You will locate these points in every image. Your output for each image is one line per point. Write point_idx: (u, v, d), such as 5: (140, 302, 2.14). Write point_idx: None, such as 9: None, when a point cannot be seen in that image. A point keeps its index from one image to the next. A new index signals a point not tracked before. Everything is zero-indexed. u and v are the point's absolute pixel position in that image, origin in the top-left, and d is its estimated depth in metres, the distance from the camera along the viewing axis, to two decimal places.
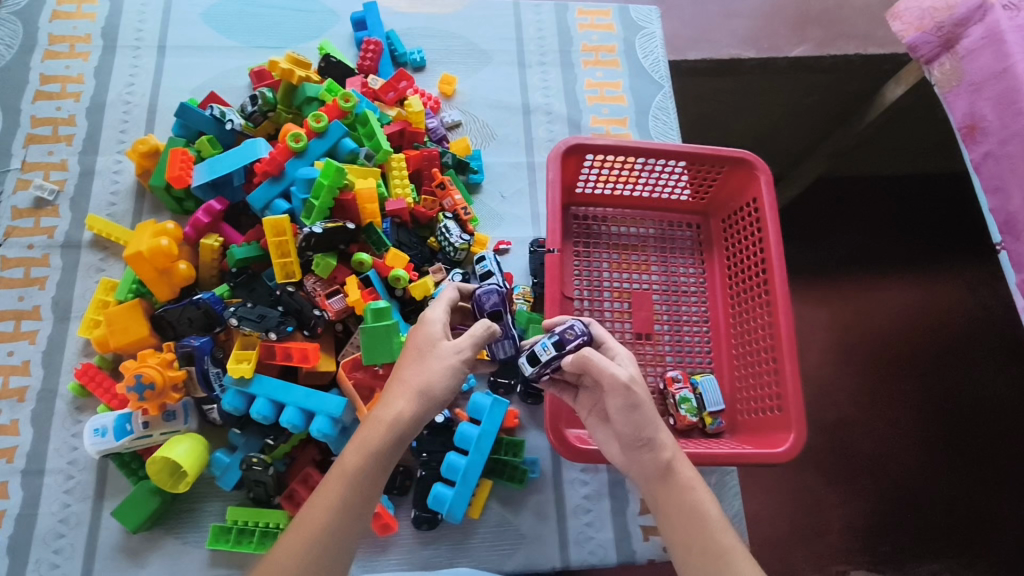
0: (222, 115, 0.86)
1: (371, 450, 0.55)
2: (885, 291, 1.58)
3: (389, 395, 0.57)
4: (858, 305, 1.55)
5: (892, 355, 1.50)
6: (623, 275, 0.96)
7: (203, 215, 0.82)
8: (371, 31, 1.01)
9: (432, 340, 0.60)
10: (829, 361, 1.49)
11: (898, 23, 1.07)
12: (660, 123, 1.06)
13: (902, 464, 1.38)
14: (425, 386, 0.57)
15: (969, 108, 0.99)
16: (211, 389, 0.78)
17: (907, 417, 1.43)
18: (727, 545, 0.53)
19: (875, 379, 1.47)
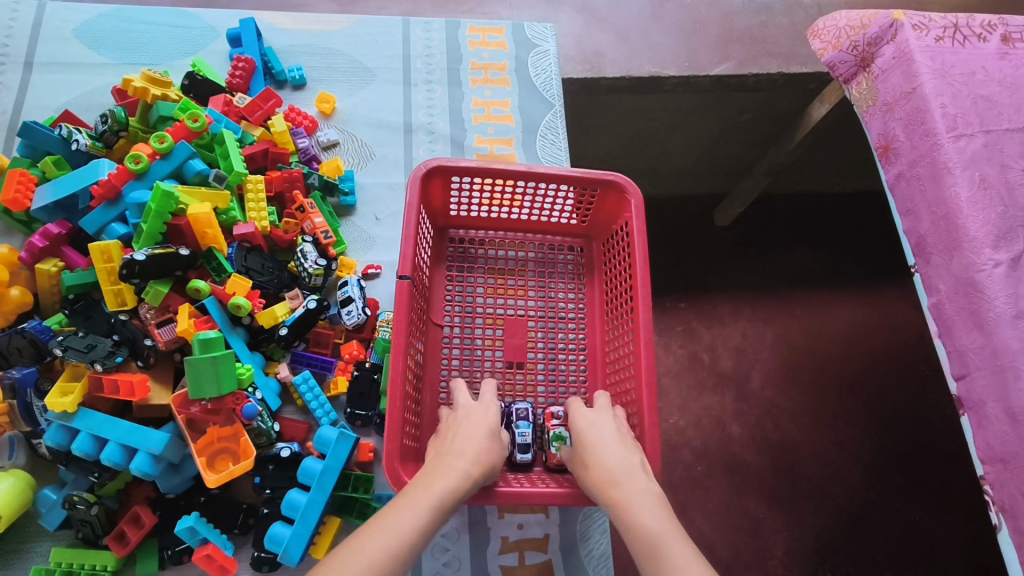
0: (69, 135, 0.83)
1: (425, 511, 0.58)
2: (816, 310, 1.55)
3: (442, 467, 0.64)
4: (786, 324, 1.53)
5: (820, 376, 1.47)
6: (499, 300, 0.92)
7: (39, 239, 0.79)
8: (245, 48, 0.99)
9: (477, 427, 0.70)
10: (772, 383, 1.46)
11: (818, 42, 1.02)
12: (549, 142, 1.04)
13: (842, 487, 1.36)
14: (473, 462, 0.65)
15: (882, 128, 0.94)
16: (35, 423, 0.74)
17: (833, 438, 1.41)
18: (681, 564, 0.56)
19: (800, 401, 1.44)
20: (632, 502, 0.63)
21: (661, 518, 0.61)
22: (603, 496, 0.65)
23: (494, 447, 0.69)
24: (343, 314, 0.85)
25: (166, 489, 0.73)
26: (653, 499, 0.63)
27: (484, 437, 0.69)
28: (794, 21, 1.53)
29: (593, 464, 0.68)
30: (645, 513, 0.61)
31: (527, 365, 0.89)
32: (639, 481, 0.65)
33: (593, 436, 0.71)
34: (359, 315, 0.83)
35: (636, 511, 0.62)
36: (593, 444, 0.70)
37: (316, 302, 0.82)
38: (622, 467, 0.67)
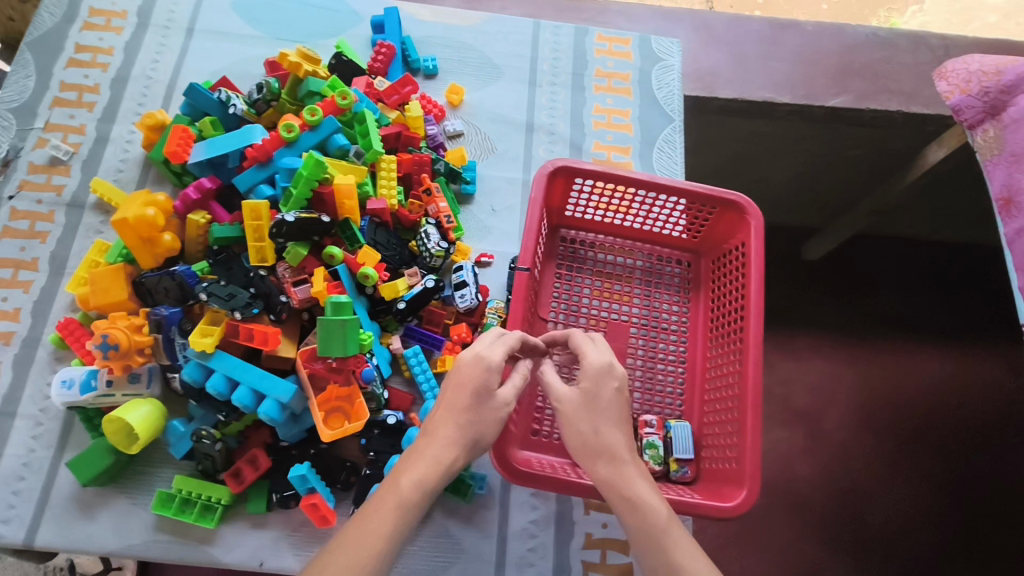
0: (228, 99, 0.90)
1: (398, 519, 0.53)
2: (902, 358, 1.51)
3: (414, 455, 0.58)
4: (869, 369, 1.49)
5: (901, 427, 1.43)
6: (603, 304, 0.94)
7: (193, 191, 0.85)
8: (387, 35, 1.04)
9: (463, 385, 0.60)
10: (849, 426, 1.42)
11: (942, 84, 1.01)
12: (665, 154, 1.04)
13: (909, 543, 1.32)
14: (446, 446, 0.58)
15: (1006, 179, 0.91)
16: (174, 359, 0.80)
17: (907, 493, 1.36)
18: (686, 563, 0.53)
19: (876, 449, 1.40)
20: (631, 487, 0.58)
21: (660, 504, 0.57)
22: (593, 470, 0.59)
23: (479, 411, 0.60)
24: (457, 297, 0.88)
25: (284, 436, 0.78)
26: (649, 481, 0.59)
27: (466, 398, 0.60)
28: (919, 61, 1.49)
29: (601, 433, 0.60)
30: (648, 497, 0.58)
31: (625, 370, 0.91)
32: (636, 465, 0.60)
33: (594, 400, 0.62)
34: (472, 299, 0.87)
35: (636, 498, 0.57)
36: (594, 406, 0.62)
37: (434, 282, 0.85)
38: (619, 443, 0.60)
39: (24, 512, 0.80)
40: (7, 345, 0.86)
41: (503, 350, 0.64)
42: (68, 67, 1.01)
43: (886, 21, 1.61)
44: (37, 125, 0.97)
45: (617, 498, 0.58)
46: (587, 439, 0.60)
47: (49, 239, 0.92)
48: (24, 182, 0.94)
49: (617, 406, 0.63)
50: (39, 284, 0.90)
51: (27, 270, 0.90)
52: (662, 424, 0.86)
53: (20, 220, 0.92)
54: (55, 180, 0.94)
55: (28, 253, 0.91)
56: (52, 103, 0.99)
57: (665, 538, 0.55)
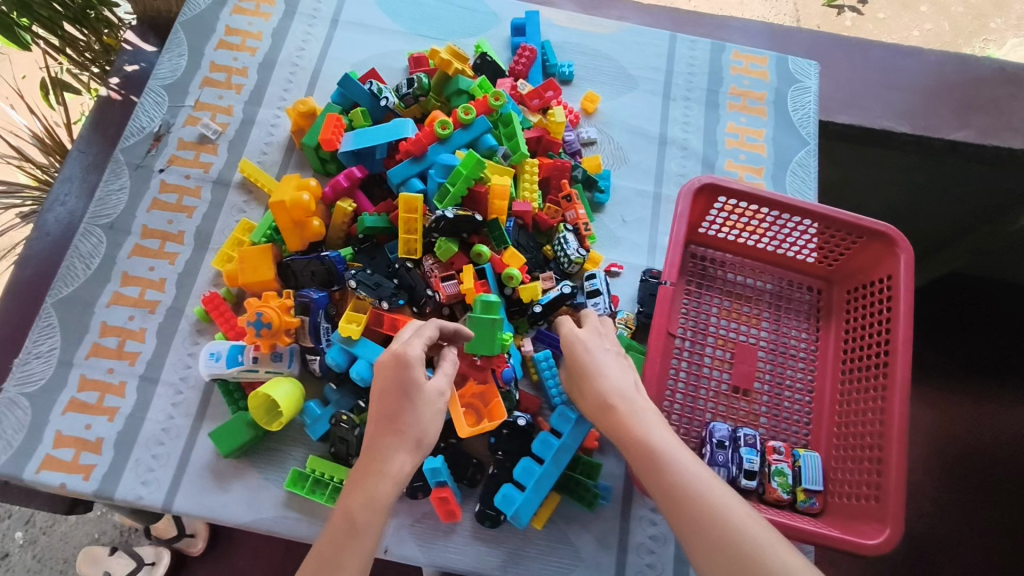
0: (379, 92, 0.92)
1: (354, 540, 0.56)
2: (996, 405, 1.46)
3: (367, 468, 0.60)
4: (956, 414, 1.45)
5: (989, 476, 1.38)
6: (731, 324, 0.93)
7: (344, 179, 0.87)
8: (529, 38, 1.06)
9: (402, 390, 0.62)
10: (926, 468, 1.41)
11: None
12: (799, 178, 1.03)
13: None
14: (402, 452, 0.61)
15: None
16: (318, 342, 0.81)
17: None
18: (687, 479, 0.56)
19: (963, 498, 1.36)
20: (638, 421, 0.62)
21: (659, 428, 0.61)
22: (603, 419, 0.64)
23: (421, 415, 0.62)
24: (588, 304, 0.88)
25: None
26: (649, 413, 0.63)
27: (400, 404, 0.62)
28: None
29: (593, 384, 0.66)
30: (652, 428, 0.61)
31: (752, 393, 0.89)
32: (635, 402, 0.64)
33: (580, 365, 0.68)
34: (605, 308, 0.87)
35: (637, 429, 0.61)
36: (590, 369, 0.67)
37: (570, 288, 0.85)
38: (615, 391, 0.65)
39: (164, 476, 0.81)
40: (153, 313, 0.88)
41: (421, 344, 0.65)
42: (218, 48, 1.05)
43: (981, 52, 1.60)
44: (188, 102, 1.01)
45: (619, 434, 0.62)
46: (587, 395, 0.66)
47: (195, 214, 0.94)
48: (173, 156, 0.97)
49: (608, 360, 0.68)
50: (184, 258, 0.92)
51: (174, 243, 0.92)
52: (789, 452, 0.83)
53: (169, 193, 0.95)
54: (202, 157, 0.97)
55: (175, 226, 0.93)
56: (202, 82, 1.02)
57: (669, 460, 0.58)
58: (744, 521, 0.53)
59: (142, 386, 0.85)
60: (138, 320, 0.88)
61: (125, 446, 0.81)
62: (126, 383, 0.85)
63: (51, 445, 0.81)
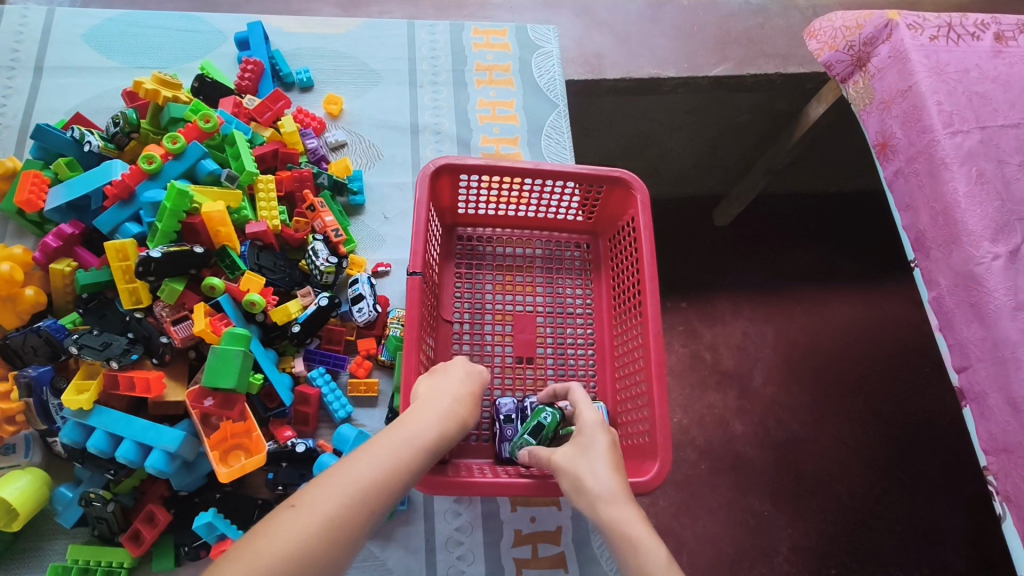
0: (82, 137, 0.85)
1: (409, 446, 0.58)
2: (818, 305, 1.57)
3: (420, 409, 0.63)
4: (779, 323, 1.54)
5: (824, 372, 1.48)
6: (507, 297, 0.94)
7: (52, 239, 0.80)
8: (253, 51, 1.01)
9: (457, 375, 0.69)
10: (774, 380, 1.46)
11: (814, 42, 1.11)
12: (553, 141, 1.05)
13: (846, 482, 1.36)
14: (453, 403, 0.65)
15: (880, 126, 1.02)
16: (51, 421, 0.74)
17: (832, 434, 1.41)
18: (645, 548, 0.54)
19: (798, 397, 1.45)
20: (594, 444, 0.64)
21: (616, 488, 0.59)
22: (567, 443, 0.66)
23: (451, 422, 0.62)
24: (354, 312, 0.85)
25: (178, 486, 0.73)
26: (605, 468, 0.61)
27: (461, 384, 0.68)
28: (790, 22, 1.54)
29: (563, 465, 0.63)
30: (616, 502, 0.58)
31: (537, 360, 0.91)
32: (593, 469, 0.61)
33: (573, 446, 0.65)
34: (371, 312, 0.84)
35: (600, 499, 0.59)
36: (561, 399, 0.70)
37: (328, 299, 0.82)
38: (571, 459, 0.63)
39: None
40: None
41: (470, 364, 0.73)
42: None
43: None
44: None
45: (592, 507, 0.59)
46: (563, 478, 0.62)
47: None
48: None
49: (595, 445, 0.64)
50: None
51: None
52: None
53: None
54: None
55: None
56: None
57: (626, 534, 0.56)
58: None
59: None
60: None
61: None
62: None
63: None
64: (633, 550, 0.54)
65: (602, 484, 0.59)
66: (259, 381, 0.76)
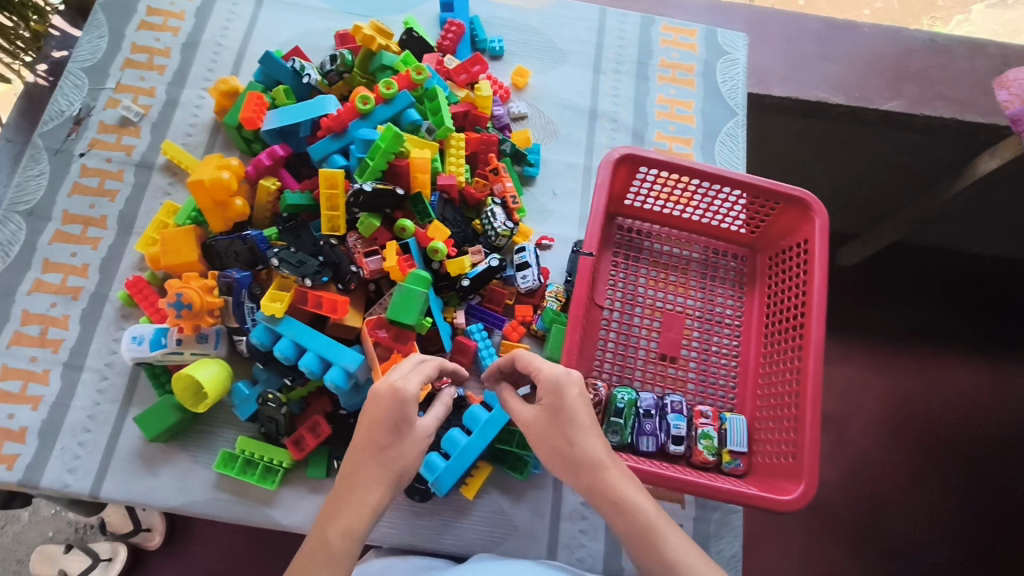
0: (301, 69, 0.90)
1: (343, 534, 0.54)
2: (939, 370, 1.50)
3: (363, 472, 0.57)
4: (889, 375, 1.48)
5: (932, 438, 1.42)
6: (660, 293, 0.95)
7: (266, 158, 0.87)
8: (456, 14, 1.04)
9: (390, 413, 0.58)
10: (877, 433, 1.42)
11: (1004, 92, 1.06)
12: (727, 148, 1.05)
13: (933, 555, 1.31)
14: (394, 458, 0.58)
15: None
16: (243, 321, 0.81)
17: (929, 502, 1.35)
18: (634, 505, 0.56)
19: (898, 455, 1.40)
20: (625, 491, 0.57)
21: (597, 450, 0.59)
22: (587, 485, 0.58)
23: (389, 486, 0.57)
24: (518, 278, 0.89)
25: (345, 404, 0.79)
26: (580, 428, 0.60)
27: (394, 426, 0.58)
28: (976, 68, 1.46)
29: (543, 435, 0.61)
30: (604, 466, 0.58)
31: (680, 360, 0.92)
32: (571, 435, 0.59)
33: (549, 413, 0.61)
34: (534, 281, 0.87)
35: (585, 461, 0.58)
36: (570, 423, 0.60)
37: (498, 261, 0.86)
38: (542, 427, 0.61)
39: (90, 462, 0.81)
40: (76, 300, 0.88)
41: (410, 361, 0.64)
42: (140, 29, 1.03)
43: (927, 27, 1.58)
44: (108, 84, 0.98)
45: (582, 478, 0.58)
46: (558, 450, 0.60)
47: (118, 198, 0.93)
48: (94, 140, 0.95)
49: (562, 410, 0.60)
50: (107, 243, 0.90)
51: (96, 227, 0.91)
52: (716, 415, 0.88)
53: (90, 177, 0.93)
54: (124, 140, 0.95)
55: (97, 210, 0.92)
56: (122, 63, 1.00)
57: (616, 498, 0.57)
58: (686, 557, 0.53)
59: (67, 372, 0.85)
60: (61, 307, 0.87)
61: (49, 434, 0.82)
62: (49, 370, 0.85)
63: None
64: (624, 511, 0.56)
65: (586, 448, 0.59)
66: (428, 324, 0.81)
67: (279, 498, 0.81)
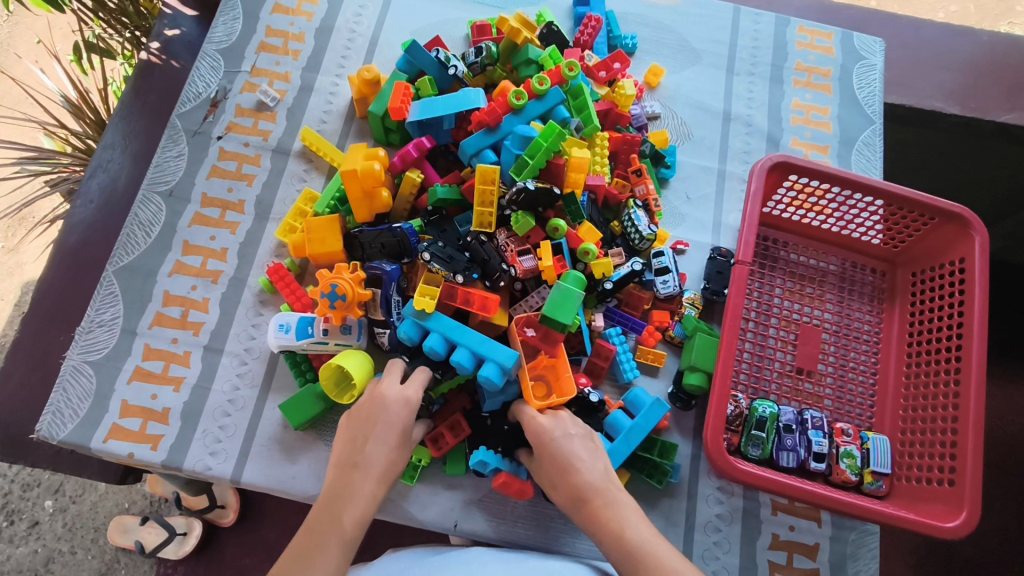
0: (448, 61, 0.90)
1: (357, 507, 0.62)
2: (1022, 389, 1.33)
3: (365, 460, 0.65)
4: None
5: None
6: (796, 304, 0.92)
7: (413, 149, 0.85)
8: (592, 7, 1.03)
9: (391, 411, 0.68)
10: None
11: None
12: (864, 158, 1.01)
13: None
14: (394, 450, 0.67)
15: None
16: (389, 315, 0.80)
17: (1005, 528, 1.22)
18: (623, 528, 0.61)
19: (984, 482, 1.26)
20: (613, 515, 0.62)
21: (592, 480, 0.65)
22: (581, 516, 0.65)
23: (391, 472, 0.66)
24: (657, 283, 0.86)
25: (487, 406, 0.78)
26: (572, 462, 0.67)
27: (393, 423, 0.68)
28: None
29: (549, 476, 0.68)
30: (596, 493, 0.64)
31: (816, 374, 0.89)
32: (566, 470, 0.66)
33: (545, 453, 0.68)
34: (676, 287, 0.85)
35: (580, 494, 0.65)
36: (561, 460, 0.67)
37: (640, 265, 0.84)
38: (546, 470, 0.69)
39: (231, 447, 0.79)
40: (215, 284, 0.87)
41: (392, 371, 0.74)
42: (273, 12, 1.03)
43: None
44: (244, 67, 0.99)
45: (581, 510, 0.64)
46: (559, 487, 0.67)
47: (255, 183, 0.92)
48: (231, 124, 0.95)
49: (554, 448, 0.68)
50: (245, 227, 0.90)
51: (234, 212, 0.90)
52: (857, 434, 0.83)
53: (228, 160, 0.93)
54: (261, 125, 0.95)
55: (235, 194, 0.91)
56: (258, 47, 1.00)
57: (606, 521, 0.62)
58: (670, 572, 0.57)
59: (208, 356, 0.83)
60: (200, 290, 0.86)
61: (191, 417, 0.80)
62: (191, 353, 0.83)
63: (117, 414, 0.79)
64: (617, 533, 0.61)
65: (580, 481, 0.65)
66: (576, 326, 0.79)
67: (415, 492, 0.80)
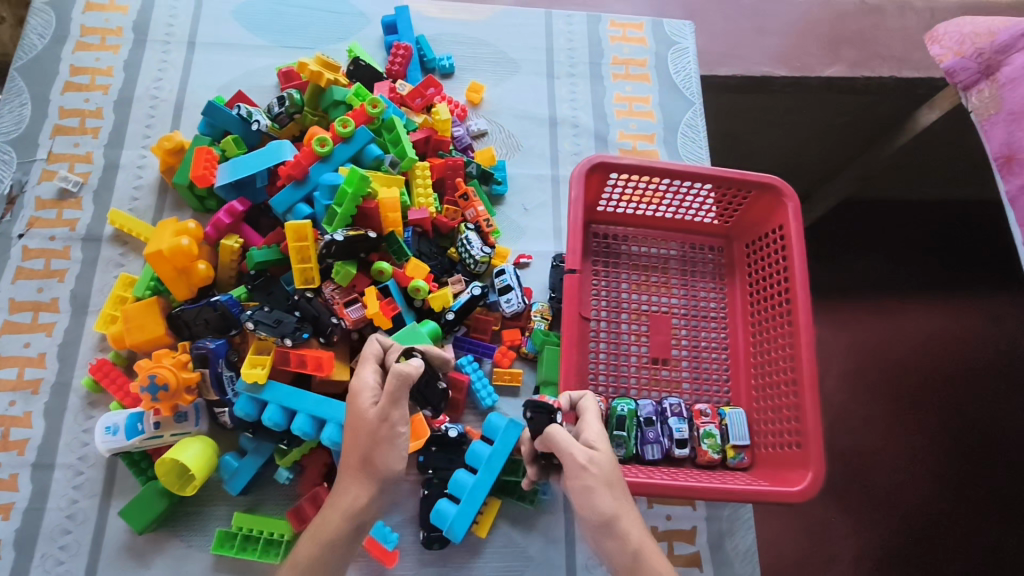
0: (249, 116, 0.87)
1: (337, 513, 0.57)
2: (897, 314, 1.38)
3: (358, 458, 0.59)
4: (850, 323, 1.37)
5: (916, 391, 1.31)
6: (643, 296, 0.94)
7: (225, 215, 0.82)
8: (401, 35, 1.02)
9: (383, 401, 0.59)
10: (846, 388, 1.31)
11: (936, 48, 0.99)
12: (689, 139, 1.04)
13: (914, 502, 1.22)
14: (372, 438, 0.58)
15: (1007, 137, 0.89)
16: (223, 392, 0.77)
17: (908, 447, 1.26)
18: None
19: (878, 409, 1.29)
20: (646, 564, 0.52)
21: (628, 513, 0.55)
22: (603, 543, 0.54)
23: (374, 469, 0.58)
24: (502, 302, 0.86)
25: None
26: (619, 489, 0.56)
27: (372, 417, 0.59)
28: (906, 25, 1.40)
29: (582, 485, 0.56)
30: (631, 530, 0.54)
31: (672, 361, 0.91)
32: (616, 492, 0.56)
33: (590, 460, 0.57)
34: (519, 303, 0.85)
35: (610, 520, 0.54)
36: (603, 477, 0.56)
37: (479, 289, 0.83)
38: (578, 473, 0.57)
39: (76, 566, 0.74)
40: (35, 394, 0.81)
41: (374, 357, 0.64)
42: (65, 91, 0.97)
43: None
44: (39, 155, 0.92)
45: (610, 535, 0.54)
46: (590, 497, 0.55)
47: (67, 277, 0.86)
48: (33, 219, 0.89)
49: (607, 466, 0.57)
50: (62, 326, 0.84)
51: (47, 312, 0.85)
52: (715, 412, 0.85)
53: (34, 259, 0.87)
54: (66, 214, 0.90)
55: (46, 293, 0.85)
56: (52, 131, 0.94)
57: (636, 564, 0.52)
58: None
59: (37, 475, 0.77)
60: (20, 404, 0.80)
61: (26, 544, 0.74)
62: (18, 475, 0.77)
63: None
64: None
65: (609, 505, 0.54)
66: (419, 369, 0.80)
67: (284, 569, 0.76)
